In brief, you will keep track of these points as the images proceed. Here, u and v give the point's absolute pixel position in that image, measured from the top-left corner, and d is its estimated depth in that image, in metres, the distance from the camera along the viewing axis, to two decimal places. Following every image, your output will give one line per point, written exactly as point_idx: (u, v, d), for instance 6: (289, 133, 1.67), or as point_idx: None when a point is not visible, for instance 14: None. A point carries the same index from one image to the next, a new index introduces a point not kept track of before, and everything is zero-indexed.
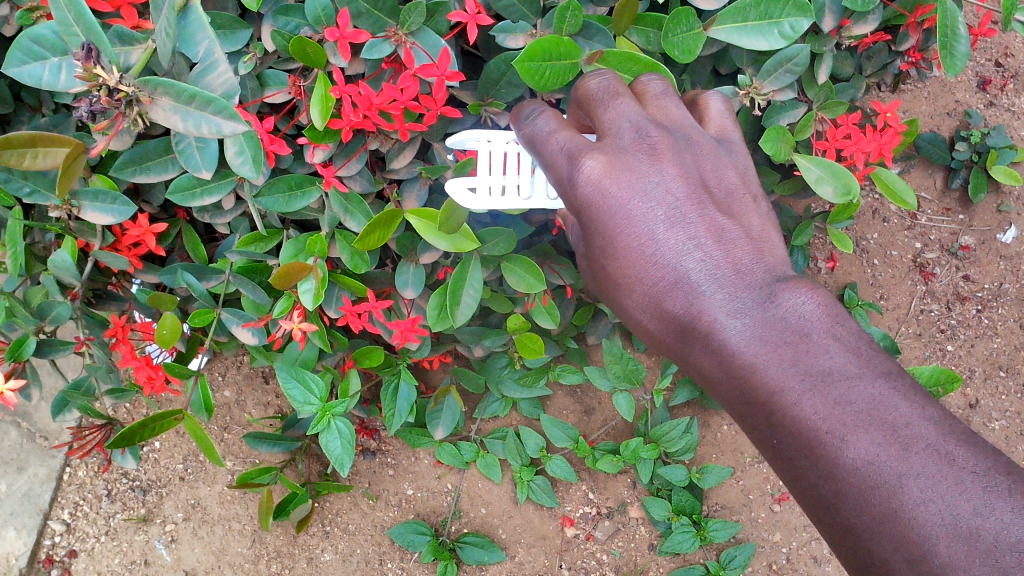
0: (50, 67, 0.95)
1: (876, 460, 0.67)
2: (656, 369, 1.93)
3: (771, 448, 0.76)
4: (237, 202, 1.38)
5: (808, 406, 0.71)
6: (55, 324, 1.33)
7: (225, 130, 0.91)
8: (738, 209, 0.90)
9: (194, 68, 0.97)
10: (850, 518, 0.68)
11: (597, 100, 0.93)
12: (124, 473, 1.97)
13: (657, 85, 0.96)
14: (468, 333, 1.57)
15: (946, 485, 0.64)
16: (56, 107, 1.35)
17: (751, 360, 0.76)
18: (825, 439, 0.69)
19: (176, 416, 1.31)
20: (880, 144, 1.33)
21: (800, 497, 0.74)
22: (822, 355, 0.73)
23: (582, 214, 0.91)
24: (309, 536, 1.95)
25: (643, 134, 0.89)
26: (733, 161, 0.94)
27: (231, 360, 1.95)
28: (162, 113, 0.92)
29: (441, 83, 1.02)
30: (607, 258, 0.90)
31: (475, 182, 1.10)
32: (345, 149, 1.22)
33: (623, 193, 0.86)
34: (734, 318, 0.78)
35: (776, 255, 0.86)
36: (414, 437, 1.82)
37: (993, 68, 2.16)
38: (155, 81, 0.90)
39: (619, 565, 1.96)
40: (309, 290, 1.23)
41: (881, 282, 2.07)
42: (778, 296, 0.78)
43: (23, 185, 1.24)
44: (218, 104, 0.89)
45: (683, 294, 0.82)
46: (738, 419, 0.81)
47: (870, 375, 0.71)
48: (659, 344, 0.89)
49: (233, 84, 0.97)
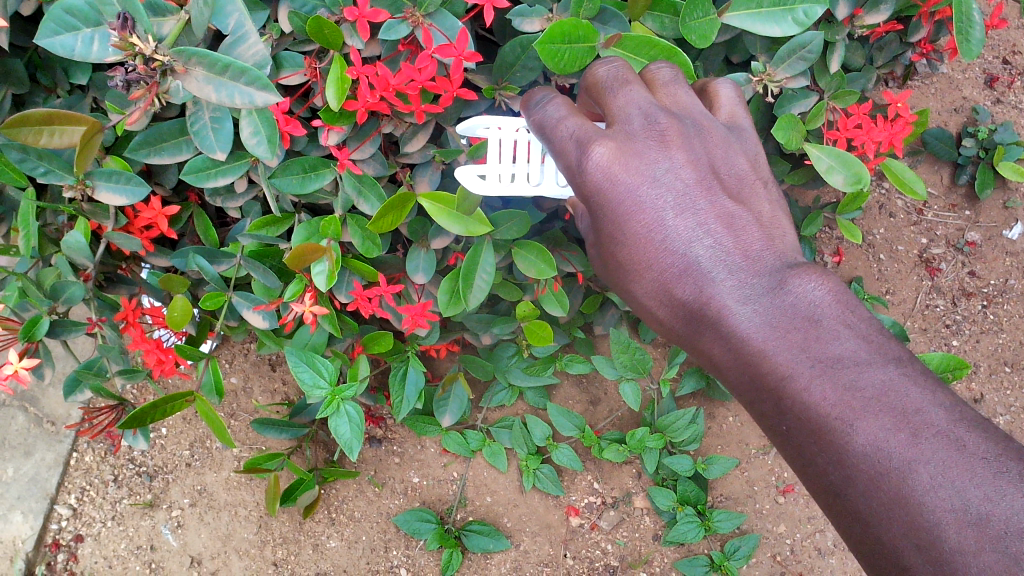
0: (82, 38, 0.98)
1: (886, 446, 0.67)
2: (663, 360, 1.94)
3: (781, 435, 0.77)
4: (249, 185, 1.39)
5: (817, 391, 0.72)
6: (67, 305, 1.34)
7: (258, 100, 0.97)
8: (749, 195, 0.90)
9: (225, 39, 1.01)
10: (859, 504, 0.69)
11: (605, 87, 0.93)
12: (132, 458, 1.98)
13: (666, 72, 0.96)
14: (478, 320, 1.58)
15: (956, 471, 0.64)
16: (72, 89, 1.36)
17: (760, 346, 0.76)
18: (834, 424, 0.70)
19: (187, 398, 1.31)
20: (891, 133, 1.33)
21: (809, 484, 0.75)
22: (832, 340, 0.73)
23: (591, 201, 0.91)
24: (315, 523, 1.95)
25: (652, 120, 0.90)
26: (743, 147, 0.94)
27: (239, 347, 1.97)
28: (196, 83, 0.97)
29: (458, 63, 1.03)
30: (616, 246, 0.90)
31: (485, 169, 1.11)
32: (359, 131, 1.23)
33: (633, 180, 0.87)
34: (743, 304, 0.79)
35: (786, 241, 0.86)
36: (421, 425, 1.82)
37: (1000, 65, 2.17)
38: (190, 51, 0.96)
39: (623, 555, 1.97)
40: (323, 271, 1.24)
41: (888, 277, 2.07)
42: (789, 283, 0.78)
43: (38, 165, 1.23)
44: (252, 74, 0.96)
45: (693, 280, 0.83)
46: (748, 406, 0.81)
47: (880, 362, 0.71)
48: (668, 331, 0.89)
49: (263, 54, 1.01)
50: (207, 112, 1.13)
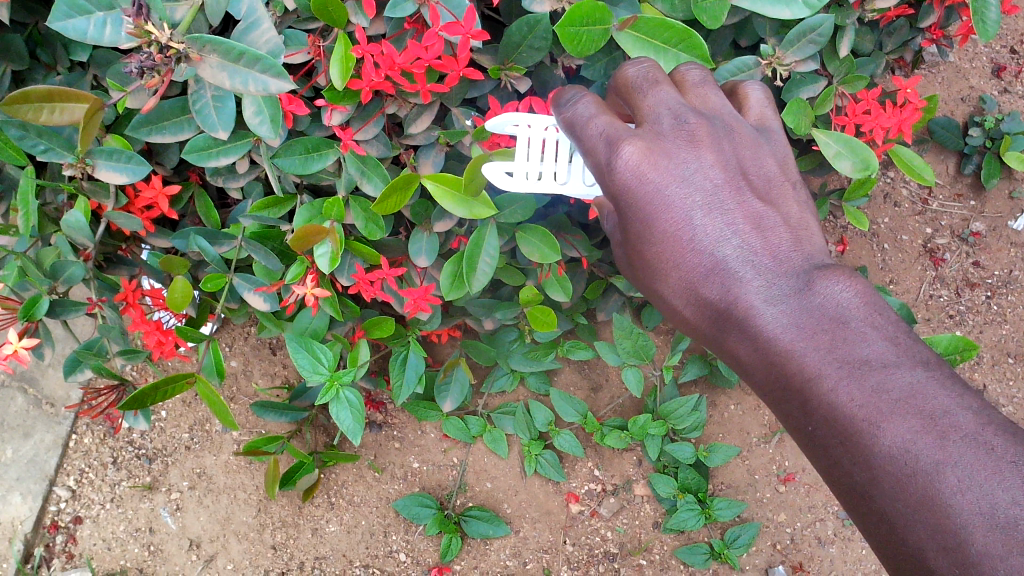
0: (95, 21, 0.99)
1: (914, 447, 0.66)
2: (666, 347, 1.93)
3: (807, 436, 0.76)
4: (251, 165, 1.37)
5: (844, 392, 0.71)
6: (67, 285, 1.33)
7: (272, 88, 0.99)
8: (777, 195, 0.89)
9: (238, 25, 1.04)
10: (885, 505, 0.68)
11: (635, 88, 0.93)
12: (131, 440, 1.98)
13: (696, 74, 0.95)
14: (479, 305, 1.57)
15: (984, 474, 0.63)
16: (72, 66, 1.34)
17: (788, 347, 0.76)
18: (861, 426, 0.69)
19: (188, 379, 1.30)
20: (900, 120, 1.32)
21: (835, 486, 0.74)
22: (860, 342, 0.73)
23: (618, 200, 0.90)
24: (315, 507, 1.95)
25: (682, 121, 0.89)
26: (773, 149, 0.93)
27: (239, 330, 1.96)
28: (210, 70, 0.99)
29: (466, 42, 1.01)
30: (642, 244, 0.89)
31: (513, 166, 1.11)
32: (362, 112, 1.22)
33: (662, 179, 0.85)
34: (771, 305, 0.78)
35: (814, 243, 0.85)
36: (422, 410, 1.81)
37: (1008, 54, 2.15)
38: (205, 39, 0.97)
39: (623, 542, 1.96)
40: (325, 253, 1.22)
41: (891, 267, 2.05)
42: (816, 285, 0.77)
43: (37, 143, 1.22)
44: (267, 62, 0.97)
45: (720, 280, 0.82)
46: (774, 407, 0.81)
47: (907, 364, 0.71)
48: (693, 331, 0.88)
49: (276, 41, 1.04)
50: (209, 91, 1.12)
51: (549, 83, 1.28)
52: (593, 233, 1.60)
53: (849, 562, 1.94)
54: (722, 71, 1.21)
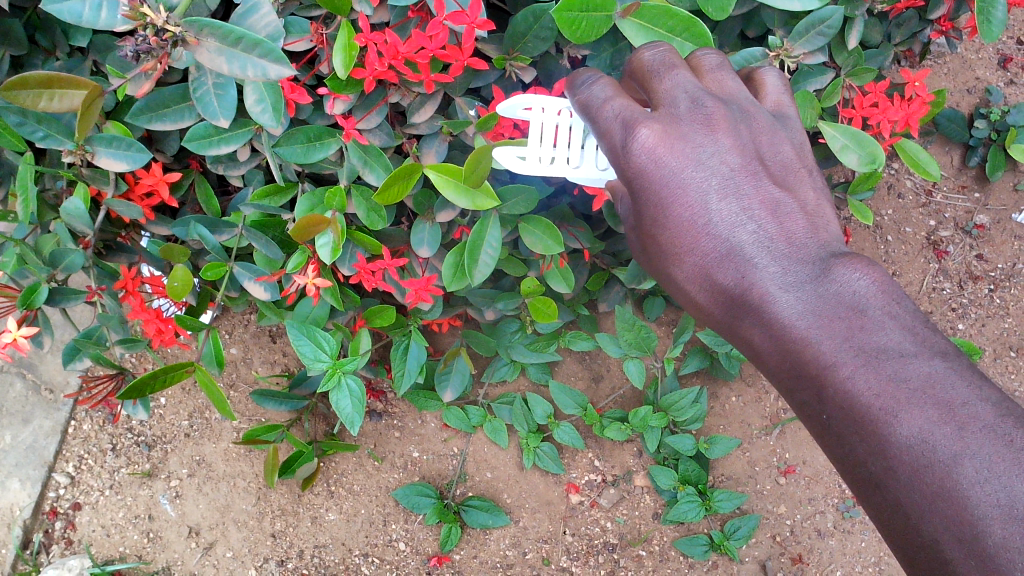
0: (90, 5, 1.00)
1: (932, 438, 0.66)
2: (667, 337, 1.93)
3: (821, 424, 0.75)
4: (252, 153, 1.36)
5: (861, 380, 0.70)
6: (67, 273, 1.30)
7: (270, 73, 1.02)
8: (794, 182, 0.87)
9: (236, 9, 1.06)
10: (899, 495, 0.67)
11: (651, 71, 0.90)
12: (130, 427, 1.97)
13: (712, 58, 0.93)
14: (481, 296, 1.57)
15: (1004, 466, 0.63)
16: (72, 51, 1.33)
17: (804, 334, 0.75)
18: (877, 415, 0.69)
19: (186, 368, 1.28)
20: (906, 114, 1.31)
21: (848, 475, 0.73)
22: (877, 331, 0.72)
23: (633, 183, 0.89)
24: (314, 495, 1.95)
25: (699, 105, 0.87)
26: (789, 136, 0.91)
27: (238, 318, 1.95)
28: (207, 54, 1.00)
29: (471, 31, 1.00)
30: (656, 228, 0.88)
31: (525, 151, 1.10)
32: (366, 100, 1.21)
33: (678, 163, 0.85)
34: (787, 292, 0.78)
35: (831, 230, 0.84)
36: (422, 400, 1.80)
37: (1014, 46, 2.14)
38: (202, 23, 0.98)
39: (623, 533, 1.95)
40: (327, 244, 1.20)
41: (894, 259, 2.04)
42: (833, 272, 0.77)
43: (36, 129, 1.21)
44: (267, 47, 0.99)
45: (735, 266, 0.81)
46: (786, 396, 0.80)
47: (926, 354, 0.70)
48: (706, 316, 0.87)
49: (275, 25, 1.06)
50: (210, 78, 1.12)
51: (555, 73, 1.27)
52: (596, 224, 1.59)
53: (849, 554, 1.94)
54: (736, 59, 1.18)
